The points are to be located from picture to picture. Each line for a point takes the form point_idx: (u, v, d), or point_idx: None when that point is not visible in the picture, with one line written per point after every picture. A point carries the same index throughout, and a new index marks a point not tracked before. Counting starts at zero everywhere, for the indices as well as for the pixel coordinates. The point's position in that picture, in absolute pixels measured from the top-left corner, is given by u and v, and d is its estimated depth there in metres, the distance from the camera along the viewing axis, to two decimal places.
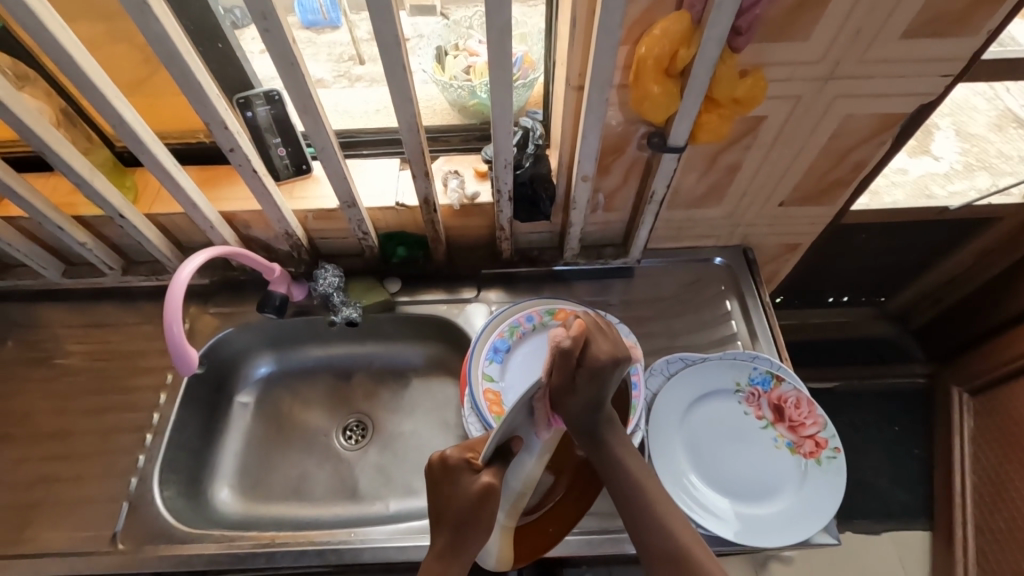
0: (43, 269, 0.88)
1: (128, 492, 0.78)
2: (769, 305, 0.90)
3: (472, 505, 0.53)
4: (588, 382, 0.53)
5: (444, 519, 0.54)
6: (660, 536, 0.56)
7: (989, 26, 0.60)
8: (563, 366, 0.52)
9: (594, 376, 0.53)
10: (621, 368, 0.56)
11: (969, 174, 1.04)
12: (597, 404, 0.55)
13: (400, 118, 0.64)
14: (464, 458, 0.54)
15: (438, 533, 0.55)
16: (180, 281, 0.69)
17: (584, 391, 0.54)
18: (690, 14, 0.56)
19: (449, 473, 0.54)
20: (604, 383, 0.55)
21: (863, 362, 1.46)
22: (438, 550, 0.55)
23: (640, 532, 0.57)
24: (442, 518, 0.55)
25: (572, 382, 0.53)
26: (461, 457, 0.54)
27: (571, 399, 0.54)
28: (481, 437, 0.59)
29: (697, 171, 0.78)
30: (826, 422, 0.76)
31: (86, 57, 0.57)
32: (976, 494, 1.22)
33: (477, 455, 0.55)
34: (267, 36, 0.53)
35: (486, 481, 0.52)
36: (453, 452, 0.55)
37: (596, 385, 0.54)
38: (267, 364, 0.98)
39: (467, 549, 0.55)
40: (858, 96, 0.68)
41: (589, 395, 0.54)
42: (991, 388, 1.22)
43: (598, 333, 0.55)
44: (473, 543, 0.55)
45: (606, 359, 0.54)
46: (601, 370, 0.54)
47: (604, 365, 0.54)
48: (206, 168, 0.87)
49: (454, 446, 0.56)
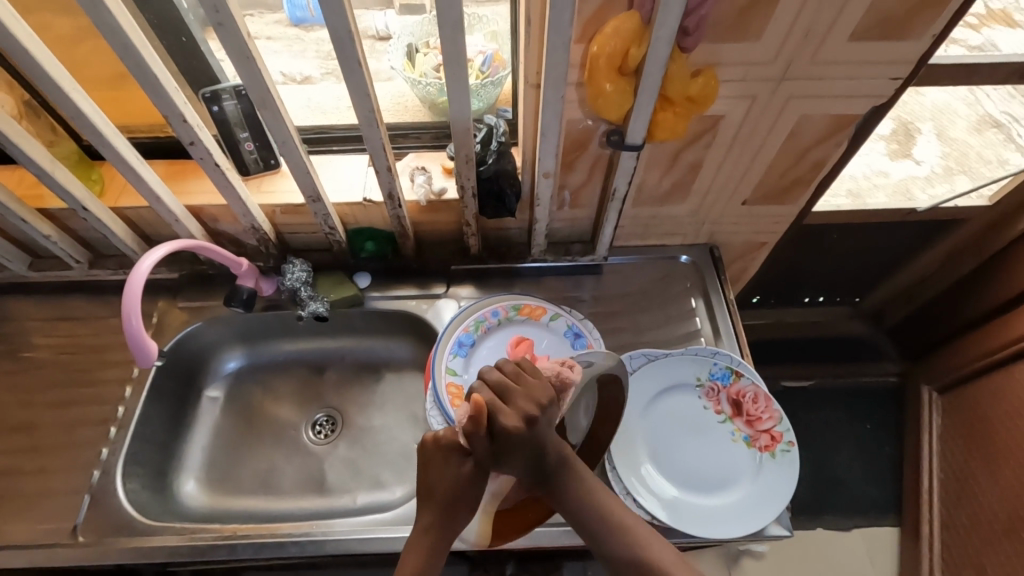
0: (8, 262, 0.87)
1: (91, 485, 0.79)
2: (733, 302, 0.91)
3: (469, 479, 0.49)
4: (514, 448, 0.49)
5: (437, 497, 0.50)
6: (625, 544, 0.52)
7: (934, 30, 0.62)
8: (477, 447, 0.48)
9: (522, 440, 0.49)
10: (548, 416, 0.51)
11: (950, 178, 1.06)
12: (534, 458, 0.51)
13: (359, 113, 0.65)
14: (457, 437, 0.49)
15: (425, 511, 0.51)
16: (141, 271, 0.69)
17: (518, 455, 0.50)
18: (641, 13, 0.57)
19: (444, 451, 0.50)
20: (530, 443, 0.50)
21: (838, 360, 1.48)
22: (427, 529, 0.51)
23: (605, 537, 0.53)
24: (430, 499, 0.50)
25: (498, 454, 0.49)
26: (454, 437, 0.50)
27: (503, 466, 0.50)
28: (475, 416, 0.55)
29: (660, 169, 0.80)
30: (782, 417, 0.77)
31: (41, 49, 0.57)
32: (942, 489, 1.24)
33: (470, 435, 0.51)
34: (220, 30, 0.54)
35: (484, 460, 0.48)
36: (448, 431, 0.50)
37: (530, 443, 0.50)
38: (237, 359, 0.98)
39: (457, 529, 0.51)
40: (813, 96, 0.70)
41: (523, 456, 0.50)
42: (959, 386, 1.24)
43: (510, 387, 0.50)
44: (464, 522, 0.50)
45: (523, 420, 0.49)
46: (523, 430, 0.49)
47: (520, 432, 0.49)
48: (173, 162, 0.87)
49: (447, 424, 0.52)
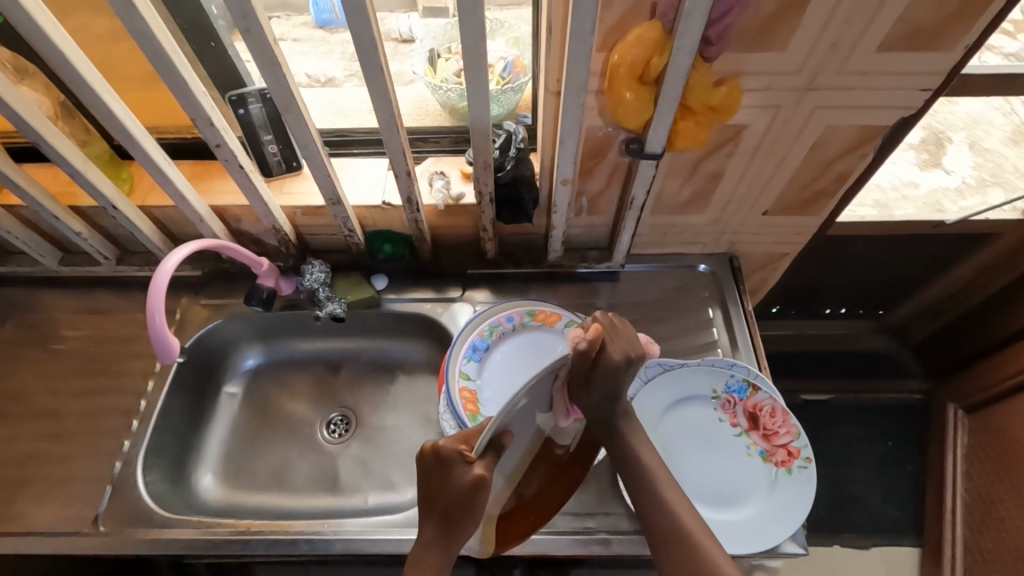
0: (40, 256, 0.90)
1: (113, 475, 0.81)
2: (752, 314, 0.90)
3: (463, 492, 0.52)
4: (608, 377, 0.56)
5: (438, 504, 0.54)
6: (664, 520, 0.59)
7: (966, 41, 0.60)
8: (581, 366, 0.55)
9: (618, 373, 0.57)
10: (638, 366, 0.59)
11: (982, 190, 1.02)
12: (613, 398, 0.58)
13: (380, 118, 0.66)
14: (458, 450, 0.53)
15: (427, 521, 0.56)
16: (166, 269, 0.71)
17: (604, 386, 0.57)
18: (663, 23, 0.57)
19: (442, 463, 0.53)
20: (619, 380, 0.57)
21: (859, 375, 1.44)
22: (432, 532, 0.56)
23: (643, 507, 0.61)
24: (432, 505, 0.55)
25: (593, 379, 0.56)
26: (455, 448, 0.53)
27: (588, 391, 0.57)
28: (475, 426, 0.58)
29: (680, 178, 0.79)
30: (800, 432, 0.76)
31: (77, 51, 0.59)
32: (966, 511, 1.20)
33: (470, 447, 0.54)
34: (248, 36, 0.55)
35: (478, 474, 0.51)
36: (448, 444, 0.53)
37: (619, 380, 0.57)
38: (255, 356, 0.99)
39: (456, 535, 0.56)
40: (838, 107, 0.68)
41: (606, 388, 0.57)
42: (985, 407, 1.20)
43: (616, 332, 0.58)
44: (462, 528, 0.55)
45: (624, 358, 0.57)
46: (621, 368, 0.57)
47: (619, 365, 0.56)
48: (199, 162, 0.89)
49: (448, 436, 0.55)
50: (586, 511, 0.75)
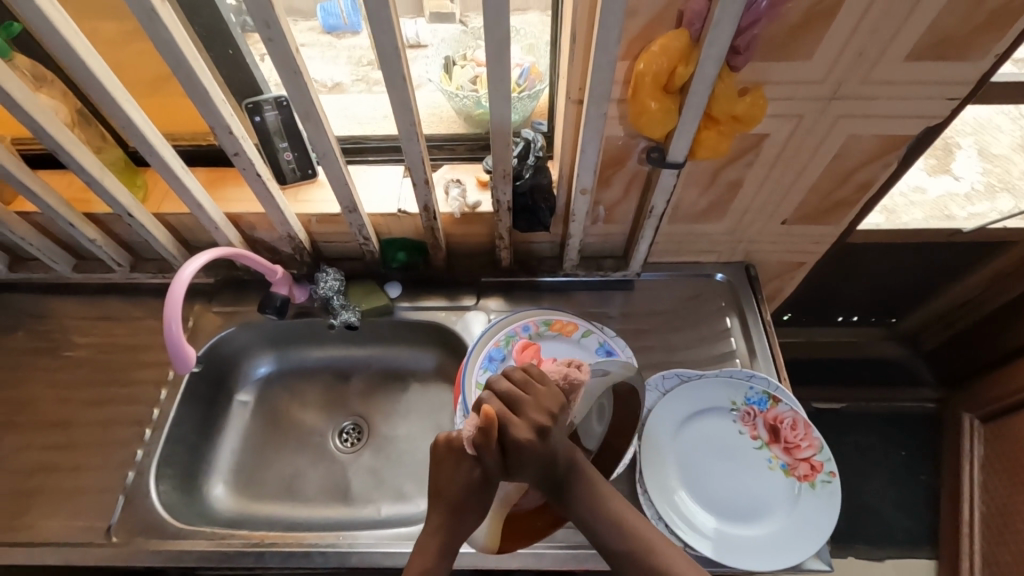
0: (53, 263, 0.90)
1: (125, 486, 0.80)
2: (770, 324, 0.89)
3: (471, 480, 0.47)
4: (530, 458, 0.46)
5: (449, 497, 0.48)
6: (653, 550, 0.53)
7: (997, 50, 0.59)
8: (488, 460, 0.45)
9: (537, 451, 0.46)
10: (559, 426, 0.47)
11: (990, 196, 1.01)
12: (548, 468, 0.48)
13: (400, 126, 0.65)
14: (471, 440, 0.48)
15: (433, 508, 0.50)
16: (183, 278, 0.70)
17: (532, 467, 0.47)
18: (690, 32, 0.56)
19: (455, 454, 0.48)
20: (543, 454, 0.47)
21: (872, 383, 1.42)
22: (436, 526, 0.49)
23: None
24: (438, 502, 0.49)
25: (514, 466, 0.46)
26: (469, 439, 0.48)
27: (515, 477, 0.48)
28: None
29: (699, 186, 0.78)
30: (823, 446, 0.75)
31: (97, 59, 0.58)
32: (983, 523, 1.19)
33: None
34: (271, 45, 0.54)
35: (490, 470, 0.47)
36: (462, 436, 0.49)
37: (546, 451, 0.47)
38: (267, 363, 0.99)
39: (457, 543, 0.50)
40: (862, 116, 0.67)
41: (535, 469, 0.47)
42: (1000, 416, 1.18)
43: (522, 397, 0.47)
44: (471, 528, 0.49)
45: (538, 433, 0.46)
46: (535, 444, 0.46)
47: (530, 445, 0.46)
48: (213, 169, 0.89)
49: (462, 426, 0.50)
50: None
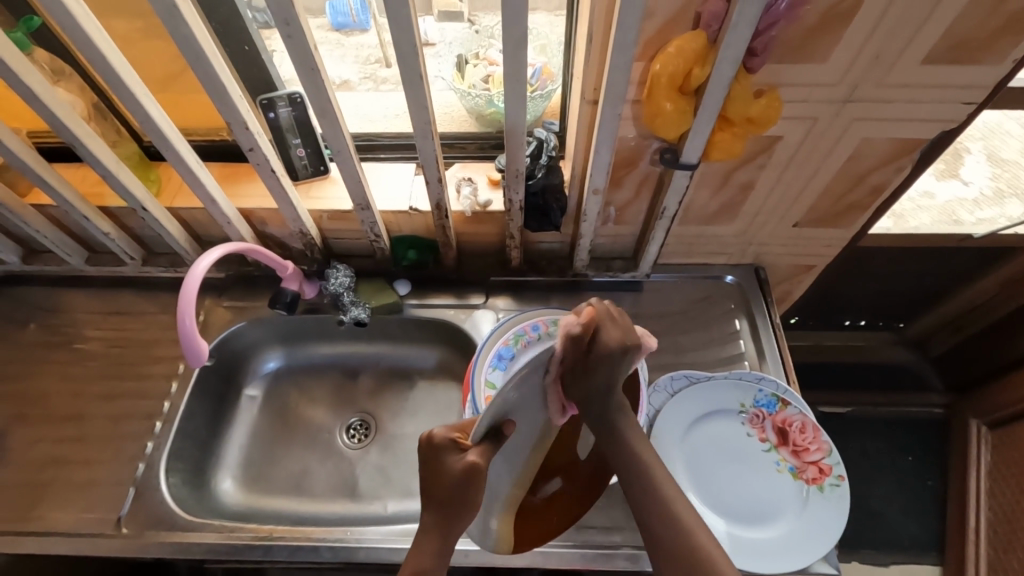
0: (67, 256, 0.91)
1: (135, 478, 0.81)
2: (779, 326, 0.89)
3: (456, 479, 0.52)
4: (602, 364, 0.55)
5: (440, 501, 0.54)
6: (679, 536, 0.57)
7: (1014, 55, 0.59)
8: (573, 353, 0.54)
9: (606, 365, 0.56)
10: (633, 354, 0.57)
11: (999, 201, 1.00)
12: (608, 388, 0.57)
13: (414, 124, 0.66)
14: (450, 437, 0.54)
15: (427, 511, 0.56)
16: (196, 273, 0.71)
17: (590, 379, 0.55)
18: (706, 33, 0.57)
19: (438, 451, 0.54)
20: (614, 369, 0.56)
21: (879, 388, 1.42)
22: (434, 528, 0.56)
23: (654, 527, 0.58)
24: (430, 498, 0.55)
25: (583, 369, 0.55)
26: (448, 436, 0.54)
27: (580, 384, 0.56)
28: (468, 420, 0.59)
29: (711, 188, 0.78)
30: (832, 449, 0.75)
31: (117, 54, 0.59)
32: (990, 530, 1.18)
33: (464, 436, 0.55)
34: (289, 42, 0.55)
35: (471, 460, 0.52)
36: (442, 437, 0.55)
37: (611, 372, 0.56)
38: (276, 359, 0.99)
39: (456, 530, 0.55)
40: (877, 120, 0.67)
41: (602, 379, 0.56)
42: (1009, 423, 1.17)
43: (613, 317, 0.57)
44: (465, 516, 0.55)
45: (616, 351, 0.56)
46: (614, 354, 0.56)
47: (613, 352, 0.55)
48: (226, 165, 0.90)
49: (442, 426, 0.56)
50: (611, 525, 0.74)
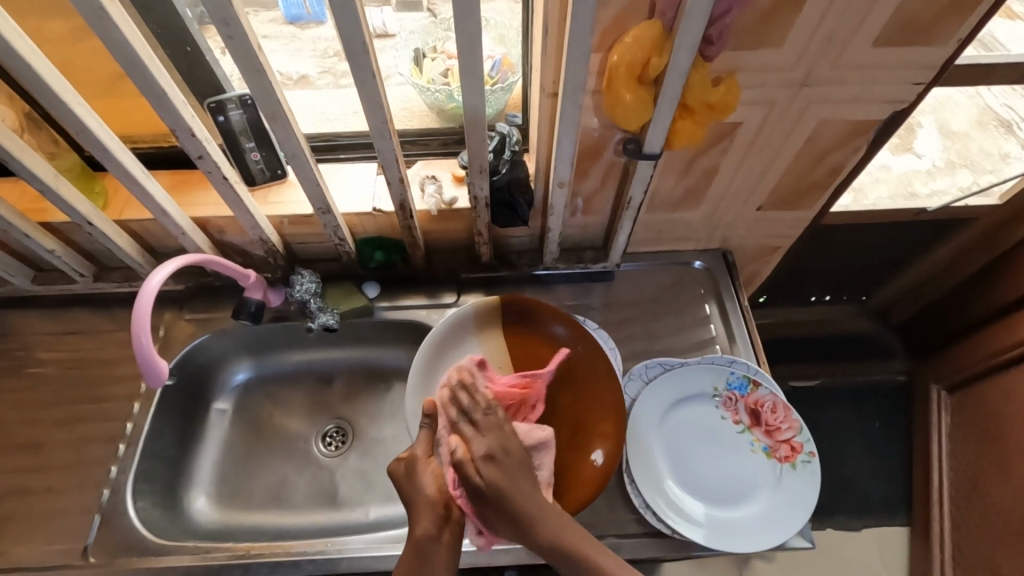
0: (10, 277, 0.85)
1: (101, 504, 0.77)
2: (748, 308, 0.90)
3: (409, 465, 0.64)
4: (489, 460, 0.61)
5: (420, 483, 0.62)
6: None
7: (959, 35, 0.61)
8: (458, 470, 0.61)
9: (505, 456, 0.62)
10: (504, 453, 0.62)
11: (951, 171, 1.04)
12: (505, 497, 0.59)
13: (371, 124, 0.63)
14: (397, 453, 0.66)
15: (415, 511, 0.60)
16: (150, 288, 0.68)
17: (501, 489, 0.59)
18: (662, 22, 0.56)
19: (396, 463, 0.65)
20: (499, 472, 0.60)
21: (845, 360, 1.47)
22: (428, 506, 0.60)
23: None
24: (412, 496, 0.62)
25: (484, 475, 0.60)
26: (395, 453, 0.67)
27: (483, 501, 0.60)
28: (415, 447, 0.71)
29: (676, 175, 0.78)
30: (802, 427, 0.77)
31: (44, 62, 0.55)
32: (952, 489, 1.24)
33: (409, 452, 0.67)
34: (230, 43, 0.52)
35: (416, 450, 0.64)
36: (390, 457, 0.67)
37: (519, 475, 0.61)
38: (244, 370, 0.96)
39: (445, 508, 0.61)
40: (833, 102, 0.68)
41: (492, 484, 0.60)
42: (967, 386, 1.23)
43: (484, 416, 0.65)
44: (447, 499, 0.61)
45: (499, 443, 0.62)
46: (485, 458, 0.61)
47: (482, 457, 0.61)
48: (177, 172, 0.86)
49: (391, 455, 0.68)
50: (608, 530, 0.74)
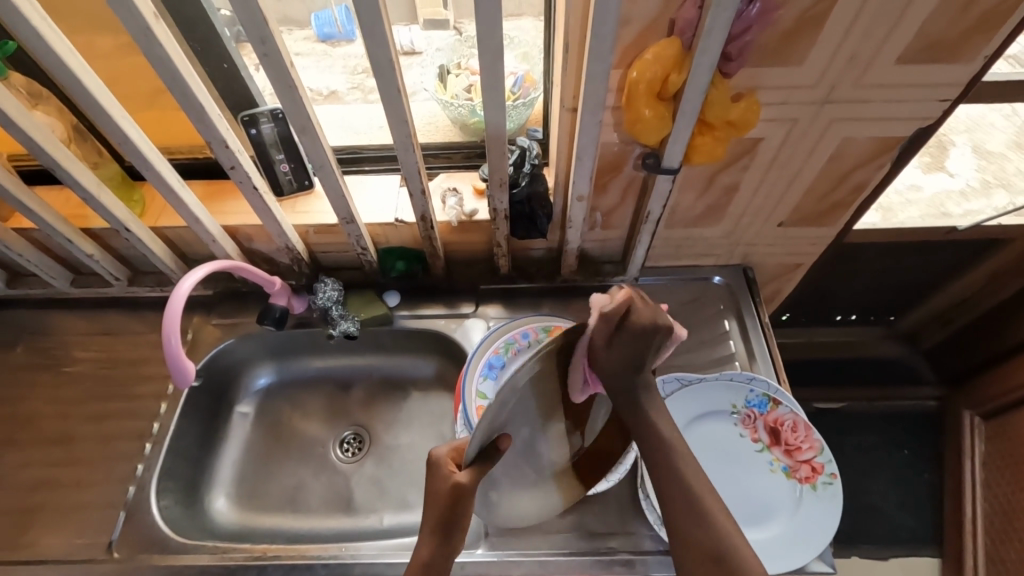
0: (51, 278, 0.90)
1: (126, 501, 0.80)
2: (768, 326, 0.89)
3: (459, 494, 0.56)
4: (635, 347, 0.57)
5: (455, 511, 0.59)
6: (707, 535, 0.58)
7: (986, 52, 0.60)
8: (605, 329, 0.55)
9: (648, 334, 0.58)
10: (658, 335, 0.59)
11: (987, 192, 1.01)
12: (634, 368, 0.59)
13: (396, 137, 0.66)
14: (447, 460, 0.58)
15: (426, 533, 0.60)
16: (181, 292, 0.71)
17: (629, 357, 0.58)
18: (681, 40, 0.57)
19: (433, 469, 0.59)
20: (644, 345, 0.58)
21: (871, 381, 1.43)
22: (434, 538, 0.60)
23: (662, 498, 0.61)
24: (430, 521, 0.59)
25: (625, 343, 0.56)
26: (444, 458, 0.59)
27: (613, 359, 0.57)
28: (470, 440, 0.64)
29: (696, 191, 0.78)
30: (823, 448, 0.75)
31: (93, 78, 0.58)
32: (985, 520, 1.18)
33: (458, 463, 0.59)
34: (265, 60, 0.55)
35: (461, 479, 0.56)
36: (441, 458, 0.59)
37: (646, 353, 0.59)
38: (267, 374, 0.99)
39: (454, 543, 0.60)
40: (856, 119, 0.68)
41: (632, 353, 0.58)
42: (1001, 413, 1.18)
43: (641, 297, 0.59)
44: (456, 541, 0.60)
45: (650, 321, 0.57)
46: (642, 331, 0.57)
47: (644, 329, 0.57)
48: (210, 182, 0.90)
49: (443, 446, 0.61)
50: (640, 533, 0.74)
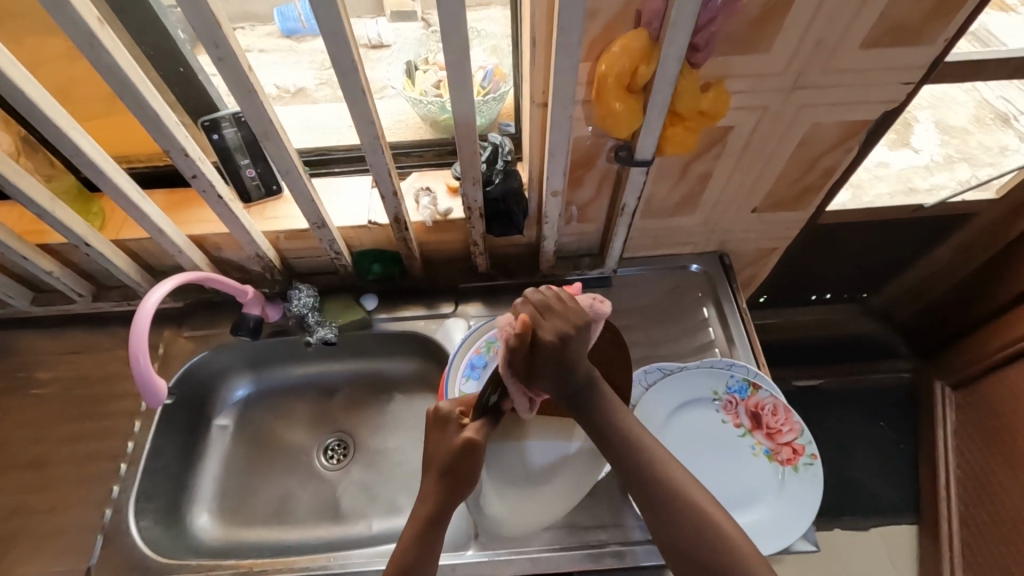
0: (9, 298, 0.86)
1: (103, 524, 0.77)
2: (746, 311, 0.90)
3: None
4: (549, 364, 0.56)
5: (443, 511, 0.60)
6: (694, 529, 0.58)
7: (946, 35, 0.61)
8: (516, 360, 0.55)
9: (562, 347, 0.56)
10: (580, 339, 0.57)
11: (950, 166, 1.04)
12: (568, 375, 0.58)
13: (363, 139, 0.64)
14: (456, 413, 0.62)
15: (409, 533, 0.60)
16: (147, 308, 0.68)
17: (554, 370, 0.56)
18: (649, 31, 0.57)
19: (437, 422, 0.62)
20: (566, 353, 0.56)
21: (848, 358, 1.46)
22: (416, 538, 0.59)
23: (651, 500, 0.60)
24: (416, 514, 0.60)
25: (541, 363, 0.56)
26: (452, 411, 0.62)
27: (540, 380, 0.57)
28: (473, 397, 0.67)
29: (670, 181, 0.78)
30: (803, 429, 0.77)
31: (38, 89, 0.55)
32: (959, 486, 1.23)
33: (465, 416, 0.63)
34: (221, 64, 0.52)
35: (468, 436, 0.59)
36: (448, 407, 0.63)
37: (571, 362, 0.57)
38: (245, 386, 0.97)
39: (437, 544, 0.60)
40: (824, 104, 0.69)
41: (556, 369, 0.57)
42: (972, 382, 1.22)
43: (548, 309, 0.57)
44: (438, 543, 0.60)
45: (559, 335, 0.55)
46: (557, 345, 0.56)
47: (555, 343, 0.55)
48: (174, 191, 0.86)
49: (447, 400, 0.64)
50: (629, 524, 0.75)
